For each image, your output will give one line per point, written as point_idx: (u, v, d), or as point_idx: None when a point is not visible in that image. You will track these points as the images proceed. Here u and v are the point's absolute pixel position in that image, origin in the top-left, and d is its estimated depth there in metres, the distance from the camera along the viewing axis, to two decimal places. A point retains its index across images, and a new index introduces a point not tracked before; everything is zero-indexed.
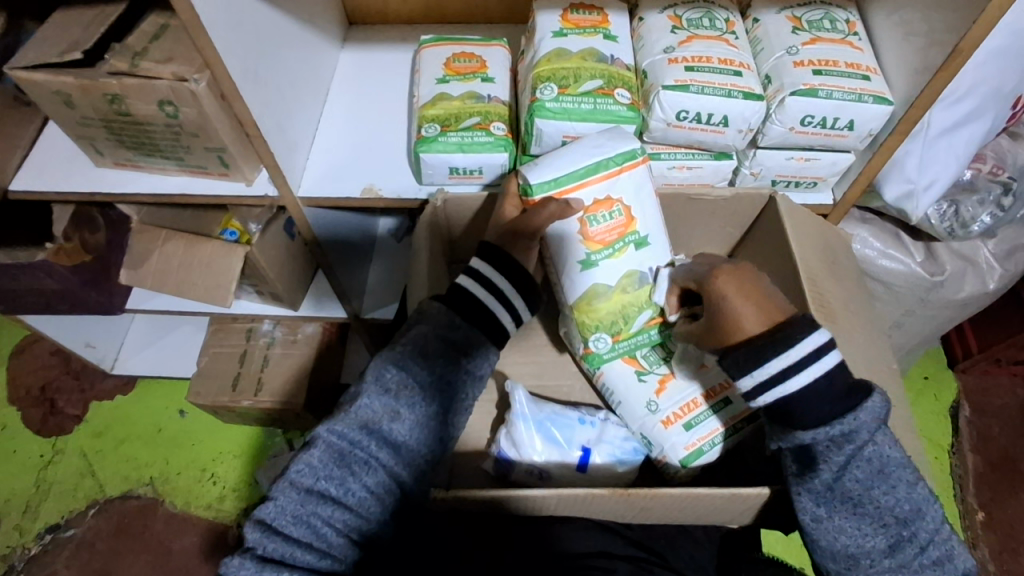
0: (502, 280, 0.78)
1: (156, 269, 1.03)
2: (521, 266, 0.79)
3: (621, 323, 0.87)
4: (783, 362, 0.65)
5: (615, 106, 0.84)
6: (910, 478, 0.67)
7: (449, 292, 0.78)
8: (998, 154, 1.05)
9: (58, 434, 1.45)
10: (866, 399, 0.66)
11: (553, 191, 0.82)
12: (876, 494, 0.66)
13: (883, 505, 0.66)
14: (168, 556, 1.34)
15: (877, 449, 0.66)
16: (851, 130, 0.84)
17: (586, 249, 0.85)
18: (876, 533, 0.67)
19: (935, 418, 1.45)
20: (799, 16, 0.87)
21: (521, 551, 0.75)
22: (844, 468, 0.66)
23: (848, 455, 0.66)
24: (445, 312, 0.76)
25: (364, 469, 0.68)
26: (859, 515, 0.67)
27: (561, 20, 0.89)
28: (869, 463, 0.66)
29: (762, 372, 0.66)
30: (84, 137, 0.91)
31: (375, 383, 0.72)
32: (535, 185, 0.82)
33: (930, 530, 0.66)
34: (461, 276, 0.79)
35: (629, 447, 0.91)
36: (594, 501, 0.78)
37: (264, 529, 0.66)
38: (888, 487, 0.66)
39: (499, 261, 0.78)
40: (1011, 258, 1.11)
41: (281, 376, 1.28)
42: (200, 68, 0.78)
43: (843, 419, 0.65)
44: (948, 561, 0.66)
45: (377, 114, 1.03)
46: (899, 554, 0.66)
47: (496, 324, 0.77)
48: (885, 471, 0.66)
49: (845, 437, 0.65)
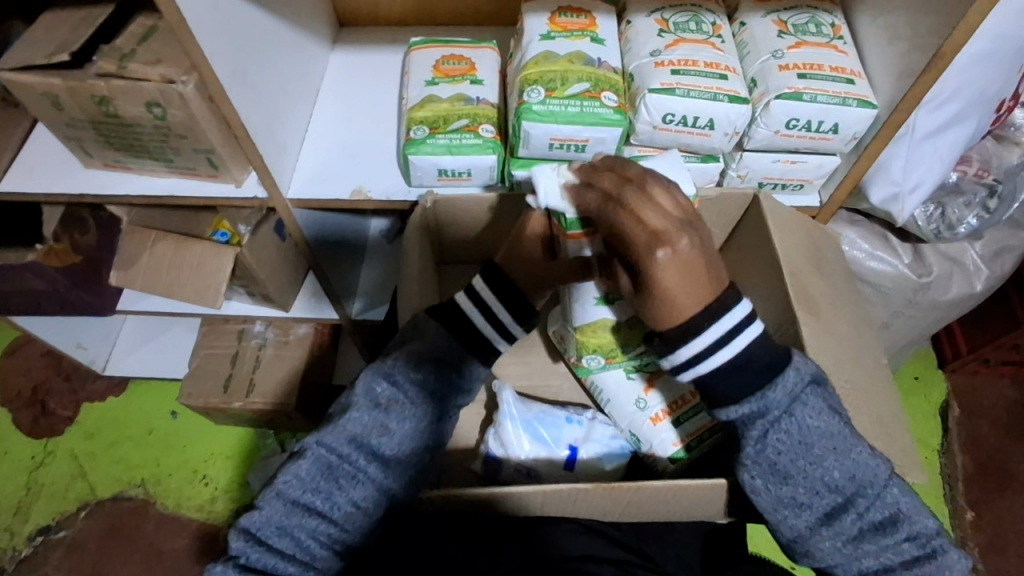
0: (501, 305, 0.77)
1: (146, 270, 1.03)
2: (524, 294, 0.78)
3: (618, 350, 0.88)
4: (692, 350, 0.65)
5: (601, 108, 0.84)
6: (840, 446, 0.68)
7: (447, 311, 0.77)
8: (984, 157, 1.06)
9: (49, 435, 1.45)
10: (782, 373, 0.68)
11: (599, 229, 0.75)
12: (802, 465, 0.67)
13: (814, 474, 0.67)
14: (159, 556, 1.34)
15: (797, 421, 0.68)
16: (835, 133, 0.85)
17: (603, 286, 0.85)
18: (813, 503, 0.68)
19: (926, 419, 1.45)
20: (785, 20, 0.88)
21: (493, 534, 0.76)
22: (763, 443, 0.68)
23: (764, 430, 0.68)
24: (441, 333, 0.76)
25: (351, 483, 0.69)
26: (792, 488, 0.68)
27: (548, 23, 0.89)
28: (788, 434, 0.68)
29: (677, 356, 0.67)
30: (72, 139, 0.92)
31: (365, 397, 0.72)
32: (573, 220, 0.74)
33: (869, 496, 0.67)
34: (465, 295, 0.77)
35: (617, 445, 0.93)
36: (578, 497, 0.79)
37: (248, 539, 0.67)
38: (816, 458, 0.67)
39: (509, 294, 0.77)
40: (996, 259, 1.12)
41: (272, 377, 1.29)
42: (188, 70, 0.79)
43: (756, 398, 0.67)
44: (890, 523, 0.67)
45: (367, 116, 1.03)
46: (837, 522, 0.68)
47: (490, 347, 0.78)
48: (809, 442, 0.67)
49: (757, 413, 0.68)
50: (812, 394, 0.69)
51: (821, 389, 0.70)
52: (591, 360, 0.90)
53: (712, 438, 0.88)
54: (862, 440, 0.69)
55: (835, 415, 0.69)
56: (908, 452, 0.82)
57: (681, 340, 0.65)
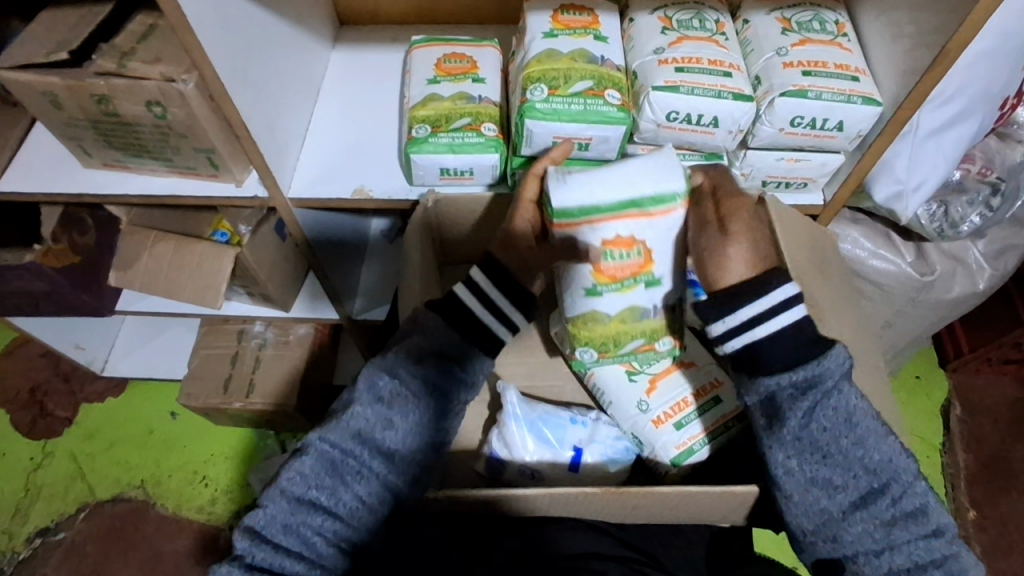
0: (499, 296, 0.77)
1: (146, 271, 1.03)
2: (524, 286, 0.77)
3: (610, 345, 0.85)
4: (754, 309, 0.69)
5: (605, 106, 0.83)
6: (879, 431, 0.69)
7: (445, 302, 0.77)
8: (987, 155, 1.06)
9: (47, 437, 1.44)
10: (830, 348, 0.69)
11: (584, 220, 0.77)
12: (844, 444, 0.68)
13: (853, 455, 0.68)
14: (160, 558, 1.33)
15: (843, 399, 0.68)
16: (840, 130, 0.84)
17: (594, 279, 0.80)
18: (848, 486, 0.69)
19: (928, 418, 1.45)
20: (788, 18, 0.87)
21: (512, 551, 0.75)
22: (811, 417, 0.68)
23: (814, 403, 0.68)
24: (443, 324, 0.76)
25: (357, 478, 0.69)
26: (829, 467, 0.68)
27: (551, 20, 0.89)
28: (835, 412, 0.68)
29: (735, 317, 0.70)
30: (71, 138, 0.91)
31: (368, 392, 0.71)
32: (558, 209, 0.77)
33: (903, 484, 0.68)
34: (462, 286, 0.77)
35: (621, 446, 0.92)
36: (586, 500, 0.78)
37: (253, 538, 0.67)
38: (857, 438, 0.68)
39: (500, 278, 0.77)
40: (999, 257, 1.12)
41: (272, 378, 1.28)
42: (189, 68, 0.78)
43: (811, 365, 0.68)
44: (920, 514, 0.68)
45: (368, 115, 1.02)
46: (871, 507, 0.68)
47: (493, 340, 0.78)
48: (852, 421, 0.68)
49: (809, 384, 0.68)
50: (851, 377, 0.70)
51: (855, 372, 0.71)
52: (584, 353, 0.87)
53: (716, 441, 0.87)
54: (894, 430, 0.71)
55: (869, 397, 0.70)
56: None
57: (752, 296, 0.70)
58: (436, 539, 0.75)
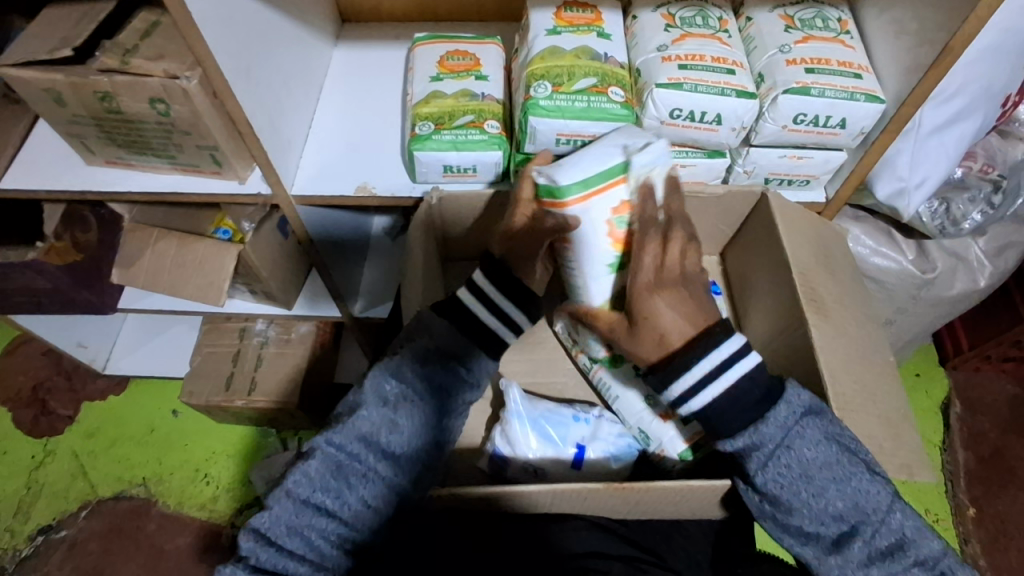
0: (506, 303, 0.79)
1: (148, 269, 1.02)
2: (525, 284, 0.80)
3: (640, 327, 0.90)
4: (685, 385, 0.71)
5: (608, 104, 0.83)
6: (839, 478, 0.68)
7: (453, 309, 0.79)
8: (989, 152, 1.06)
9: (49, 434, 1.44)
10: (772, 408, 0.70)
11: (594, 193, 0.71)
12: (806, 498, 0.68)
13: (815, 508, 0.68)
14: (162, 556, 1.33)
15: (795, 454, 0.68)
16: (843, 128, 0.84)
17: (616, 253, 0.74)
18: (820, 533, 0.69)
19: (928, 415, 1.45)
20: (791, 15, 0.88)
21: (508, 551, 0.74)
22: (765, 475, 0.69)
23: (763, 463, 0.69)
24: (448, 329, 0.77)
25: (361, 481, 0.69)
26: (797, 518, 0.69)
27: (554, 18, 0.89)
28: (790, 468, 0.68)
29: (673, 392, 0.72)
30: (74, 136, 0.91)
31: (375, 396, 0.73)
32: (567, 187, 0.71)
33: (876, 523, 0.68)
34: (467, 291, 0.80)
35: (624, 443, 0.93)
36: (590, 496, 0.78)
37: (257, 538, 0.67)
38: (817, 490, 0.68)
39: (503, 279, 0.79)
40: (1000, 255, 1.13)
41: (275, 375, 1.28)
42: (192, 65, 0.78)
43: (750, 431, 0.69)
44: (897, 549, 0.68)
45: (371, 113, 1.02)
46: (846, 550, 0.68)
47: (496, 340, 0.79)
48: (809, 475, 0.68)
49: (754, 446, 0.69)
50: (806, 426, 0.69)
51: (818, 418, 0.70)
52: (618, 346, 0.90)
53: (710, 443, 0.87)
54: (863, 467, 0.69)
55: (832, 444, 0.69)
56: (917, 447, 0.81)
57: (681, 369, 0.70)
58: (456, 533, 0.76)
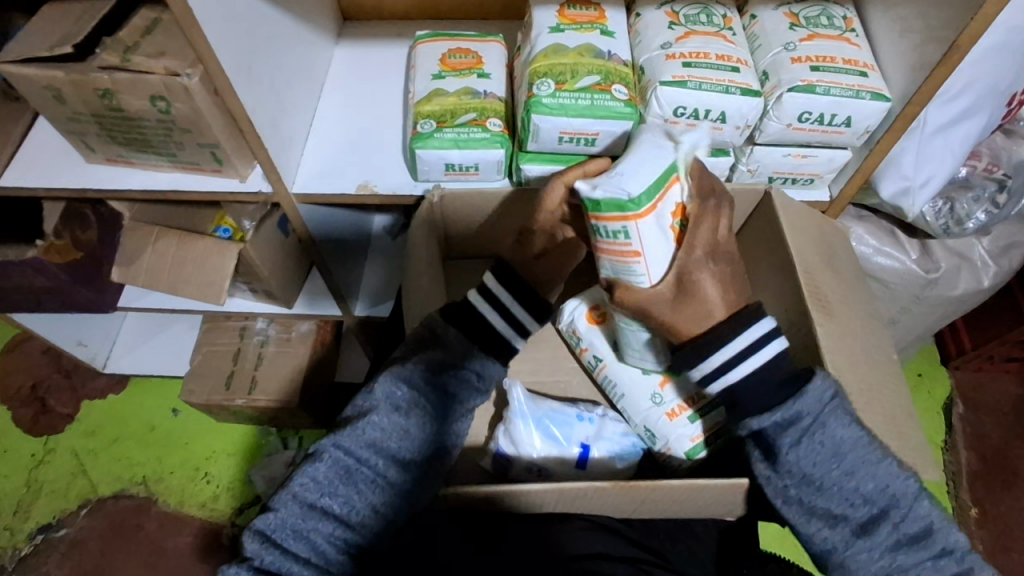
0: (521, 311, 0.80)
1: (149, 267, 1.02)
2: (539, 295, 0.81)
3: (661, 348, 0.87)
4: (716, 361, 0.69)
5: (612, 101, 0.83)
6: (870, 458, 0.68)
7: (467, 315, 0.79)
8: (993, 152, 1.06)
9: (49, 433, 1.44)
10: (808, 383, 0.69)
11: (655, 200, 0.67)
12: (836, 477, 0.68)
13: (846, 487, 0.68)
14: (163, 555, 1.33)
15: (828, 432, 0.68)
16: (848, 126, 0.84)
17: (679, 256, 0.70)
18: (847, 515, 0.68)
19: (930, 415, 1.45)
20: (796, 12, 0.87)
21: (514, 551, 0.72)
22: (796, 451, 0.68)
23: (796, 439, 0.68)
24: (462, 338, 0.78)
25: (369, 486, 0.70)
26: (824, 499, 0.68)
27: (558, 15, 0.88)
28: (822, 445, 0.68)
29: (705, 365, 0.70)
30: (74, 133, 0.90)
31: (386, 401, 0.73)
32: (634, 200, 0.66)
33: (904, 508, 0.68)
34: (481, 298, 0.80)
35: (629, 442, 0.92)
36: (595, 495, 0.78)
37: (262, 540, 0.67)
38: (847, 470, 0.68)
39: (517, 287, 0.80)
40: (1005, 254, 1.12)
41: (275, 374, 1.28)
42: (193, 62, 0.78)
43: (787, 406, 0.68)
44: (925, 536, 0.67)
45: (373, 111, 1.02)
46: (873, 534, 0.67)
47: (507, 347, 0.80)
48: (840, 453, 0.68)
49: (790, 422, 0.68)
50: (839, 405, 0.70)
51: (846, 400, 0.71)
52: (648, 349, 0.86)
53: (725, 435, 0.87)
54: (891, 453, 0.69)
55: (860, 425, 0.70)
56: (922, 447, 0.81)
57: (715, 344, 0.69)
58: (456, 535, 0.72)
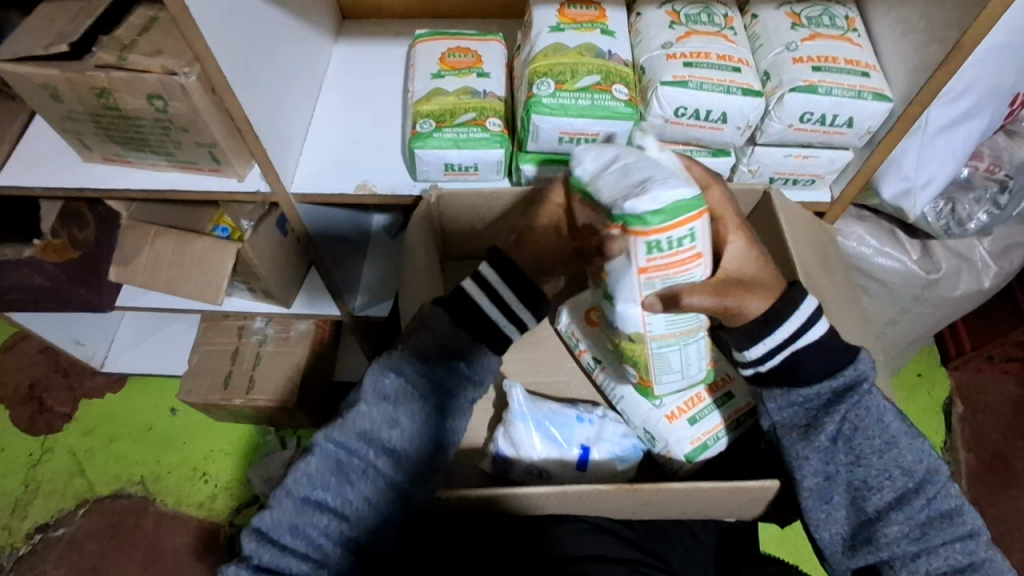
0: (508, 293, 0.75)
1: (146, 267, 1.01)
2: (532, 282, 0.75)
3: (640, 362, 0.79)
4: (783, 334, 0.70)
5: (612, 102, 0.82)
6: (910, 432, 0.71)
7: (456, 302, 0.75)
8: (995, 152, 1.05)
9: (46, 432, 1.43)
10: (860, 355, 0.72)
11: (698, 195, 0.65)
12: (878, 446, 0.70)
13: (888, 456, 0.70)
14: (160, 555, 1.32)
15: (877, 401, 0.71)
16: (850, 127, 0.83)
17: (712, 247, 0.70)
18: (883, 486, 0.69)
19: (930, 415, 1.45)
20: (798, 12, 0.87)
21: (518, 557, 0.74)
22: (844, 418, 0.70)
23: (847, 406, 0.70)
24: (451, 324, 0.74)
25: (362, 479, 0.69)
26: (864, 469, 0.70)
27: (558, 15, 0.88)
28: (869, 412, 0.70)
29: (774, 338, 0.70)
30: (70, 132, 0.90)
31: (374, 391, 0.71)
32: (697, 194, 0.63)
33: (938, 483, 0.70)
34: (473, 283, 0.75)
35: (629, 443, 0.92)
36: (597, 498, 0.77)
37: (259, 538, 0.67)
38: (889, 440, 0.70)
39: (509, 273, 0.75)
40: (1006, 255, 1.12)
41: (273, 374, 1.27)
42: (190, 61, 0.77)
43: (841, 373, 0.71)
44: (955, 514, 0.69)
45: (371, 110, 1.01)
46: (908, 506, 0.69)
47: (499, 334, 0.76)
48: (885, 421, 0.70)
49: (845, 389, 0.71)
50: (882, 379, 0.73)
51: None
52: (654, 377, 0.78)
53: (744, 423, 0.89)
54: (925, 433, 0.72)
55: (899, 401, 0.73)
56: None
57: (784, 315, 0.69)
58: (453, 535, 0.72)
